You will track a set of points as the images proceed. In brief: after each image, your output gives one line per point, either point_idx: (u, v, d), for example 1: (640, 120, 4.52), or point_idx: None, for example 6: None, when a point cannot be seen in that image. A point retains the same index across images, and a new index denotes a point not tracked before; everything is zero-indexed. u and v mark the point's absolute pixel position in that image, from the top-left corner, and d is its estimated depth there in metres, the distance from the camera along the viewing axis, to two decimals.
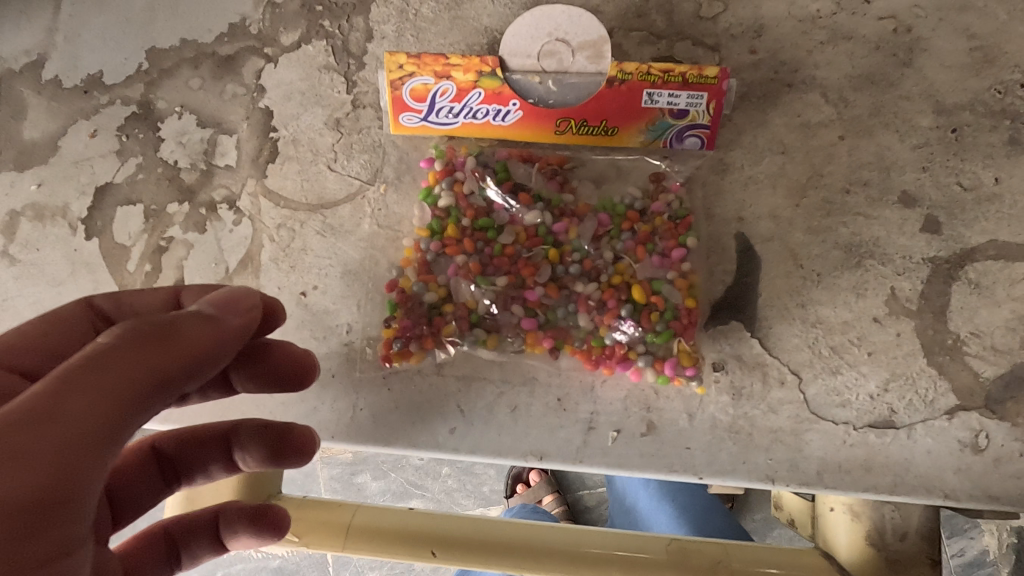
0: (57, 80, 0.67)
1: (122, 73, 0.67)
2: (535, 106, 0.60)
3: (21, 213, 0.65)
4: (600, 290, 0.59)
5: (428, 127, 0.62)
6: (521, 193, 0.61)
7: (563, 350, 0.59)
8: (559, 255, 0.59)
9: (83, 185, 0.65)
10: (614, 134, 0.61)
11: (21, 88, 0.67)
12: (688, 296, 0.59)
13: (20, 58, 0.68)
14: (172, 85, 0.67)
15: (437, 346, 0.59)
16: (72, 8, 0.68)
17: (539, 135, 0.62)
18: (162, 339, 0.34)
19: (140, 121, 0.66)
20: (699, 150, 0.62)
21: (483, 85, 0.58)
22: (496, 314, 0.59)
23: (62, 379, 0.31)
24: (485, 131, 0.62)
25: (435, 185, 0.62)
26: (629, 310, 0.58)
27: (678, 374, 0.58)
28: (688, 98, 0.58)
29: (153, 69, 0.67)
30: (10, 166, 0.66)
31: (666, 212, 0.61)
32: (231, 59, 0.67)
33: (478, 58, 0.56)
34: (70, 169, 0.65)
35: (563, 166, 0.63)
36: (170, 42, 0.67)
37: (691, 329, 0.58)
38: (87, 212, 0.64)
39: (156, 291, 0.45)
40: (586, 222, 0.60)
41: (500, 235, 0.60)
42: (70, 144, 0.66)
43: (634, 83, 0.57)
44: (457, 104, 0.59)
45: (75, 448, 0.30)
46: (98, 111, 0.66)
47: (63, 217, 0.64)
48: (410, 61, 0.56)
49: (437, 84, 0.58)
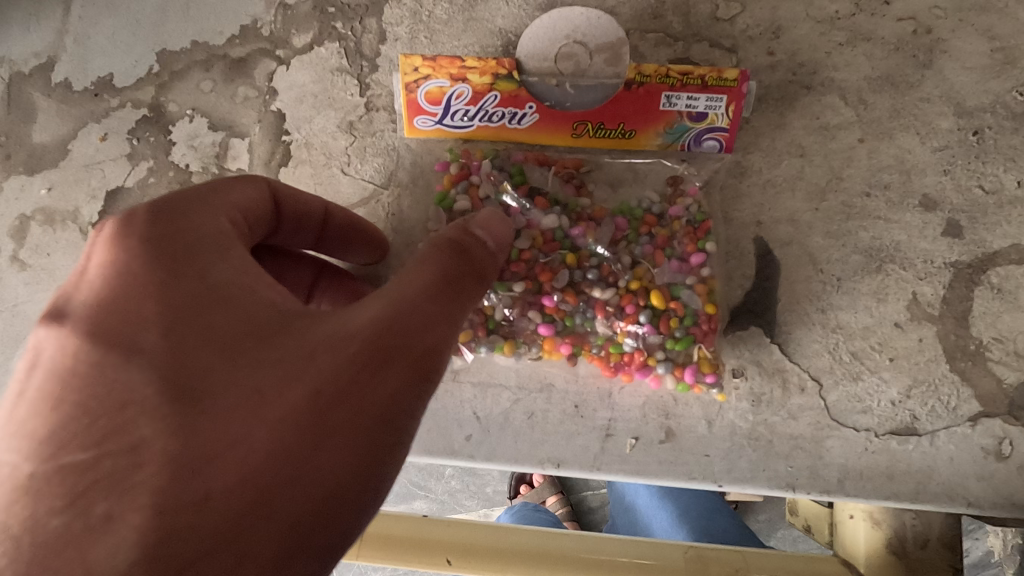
0: (67, 82, 0.66)
1: (132, 76, 0.66)
2: (552, 109, 0.59)
3: (32, 217, 0.64)
4: (618, 295, 0.57)
5: (443, 130, 0.61)
6: (538, 197, 0.59)
7: (581, 356, 0.58)
8: (576, 259, 0.58)
9: (93, 189, 0.64)
10: (631, 137, 0.61)
11: (30, 90, 0.66)
12: (708, 302, 0.57)
13: (29, 60, 0.67)
14: (183, 88, 0.66)
15: (452, 351, 0.59)
16: (81, 10, 0.68)
17: (555, 139, 0.61)
18: (473, 260, 0.45)
19: (151, 124, 0.65)
20: (717, 153, 0.61)
21: (500, 88, 0.57)
22: (513, 319, 0.58)
23: (426, 284, 0.41)
24: (500, 134, 0.62)
25: (452, 189, 0.61)
26: (648, 316, 0.56)
27: (697, 381, 0.57)
28: (707, 101, 0.57)
29: (164, 72, 0.66)
30: (20, 170, 0.65)
31: (685, 215, 0.60)
32: (242, 61, 0.66)
33: (494, 61, 0.56)
34: (81, 173, 0.65)
35: (581, 170, 0.62)
36: (181, 44, 0.66)
37: (711, 335, 0.57)
38: (98, 216, 0.64)
39: (313, 199, 0.52)
40: (604, 225, 0.59)
41: (516, 239, 0.58)
42: (80, 147, 0.65)
43: (653, 86, 0.56)
44: (472, 107, 0.59)
45: (438, 340, 0.39)
46: (109, 114, 0.66)
47: (73, 222, 0.64)
48: (426, 64, 0.55)
49: (453, 87, 0.57)
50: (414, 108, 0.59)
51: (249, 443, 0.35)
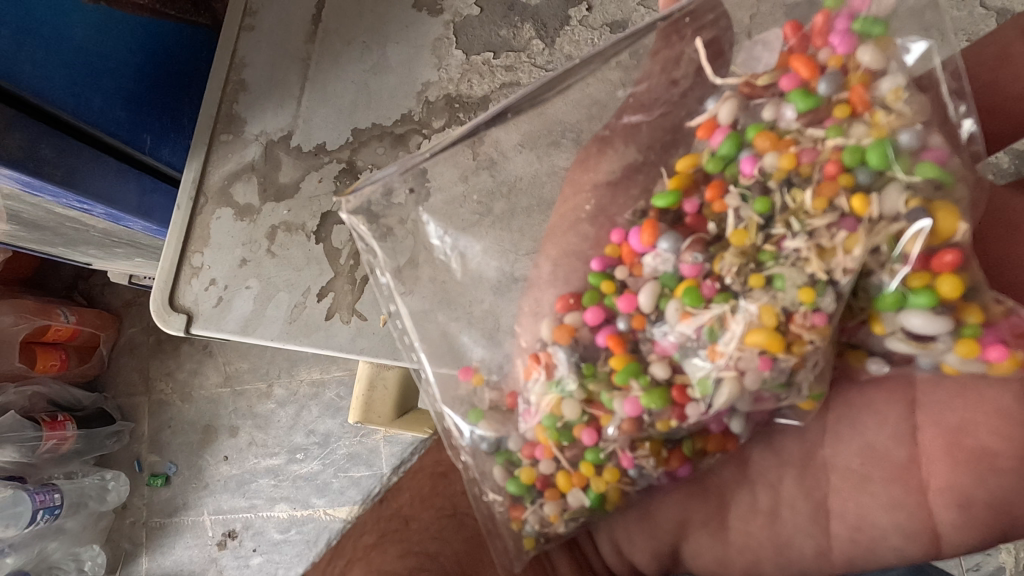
0: (299, 146, 1.12)
1: (338, 141, 1.11)
2: (822, 32, 0.70)
3: (279, 228, 1.08)
4: (687, 410, 0.67)
5: (802, 65, 0.68)
6: (817, 248, 0.62)
7: (519, 477, 0.75)
8: (622, 384, 0.67)
9: (316, 211, 1.08)
10: (666, 284, 0.67)
11: (279, 152, 1.12)
12: (595, 477, 0.73)
13: (278, 132, 1.13)
14: (367, 151, 1.10)
15: (619, 432, 0.69)
16: (307, 103, 1.13)
17: (820, 34, 0.70)
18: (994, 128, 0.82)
19: (348, 173, 1.09)
20: (658, 240, 0.68)
21: (828, 57, 0.68)
22: (613, 438, 0.70)
23: None
24: (822, 31, 0.70)
25: (980, 322, 0.64)
26: (585, 496, 0.74)
27: (515, 503, 0.77)
28: (664, 240, 0.67)
29: (355, 141, 1.11)
30: (273, 199, 1.10)
31: (641, 271, 0.70)
32: (403, 136, 1.09)
33: (804, 57, 0.69)
34: (308, 201, 1.09)
35: (770, 279, 0.63)
36: (326, 134, 1.11)
37: (529, 458, 0.74)
38: (317, 227, 1.08)
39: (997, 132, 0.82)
40: (943, 316, 0.62)
41: (666, 345, 0.66)
42: (307, 186, 1.10)
43: (689, 227, 0.68)
44: (819, 42, 0.70)
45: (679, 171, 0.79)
46: (322, 166, 1.10)
47: (303, 231, 1.08)
48: (808, 40, 0.71)
49: (818, 45, 0.70)
50: (947, 117, 0.70)
51: (879, 390, 0.77)
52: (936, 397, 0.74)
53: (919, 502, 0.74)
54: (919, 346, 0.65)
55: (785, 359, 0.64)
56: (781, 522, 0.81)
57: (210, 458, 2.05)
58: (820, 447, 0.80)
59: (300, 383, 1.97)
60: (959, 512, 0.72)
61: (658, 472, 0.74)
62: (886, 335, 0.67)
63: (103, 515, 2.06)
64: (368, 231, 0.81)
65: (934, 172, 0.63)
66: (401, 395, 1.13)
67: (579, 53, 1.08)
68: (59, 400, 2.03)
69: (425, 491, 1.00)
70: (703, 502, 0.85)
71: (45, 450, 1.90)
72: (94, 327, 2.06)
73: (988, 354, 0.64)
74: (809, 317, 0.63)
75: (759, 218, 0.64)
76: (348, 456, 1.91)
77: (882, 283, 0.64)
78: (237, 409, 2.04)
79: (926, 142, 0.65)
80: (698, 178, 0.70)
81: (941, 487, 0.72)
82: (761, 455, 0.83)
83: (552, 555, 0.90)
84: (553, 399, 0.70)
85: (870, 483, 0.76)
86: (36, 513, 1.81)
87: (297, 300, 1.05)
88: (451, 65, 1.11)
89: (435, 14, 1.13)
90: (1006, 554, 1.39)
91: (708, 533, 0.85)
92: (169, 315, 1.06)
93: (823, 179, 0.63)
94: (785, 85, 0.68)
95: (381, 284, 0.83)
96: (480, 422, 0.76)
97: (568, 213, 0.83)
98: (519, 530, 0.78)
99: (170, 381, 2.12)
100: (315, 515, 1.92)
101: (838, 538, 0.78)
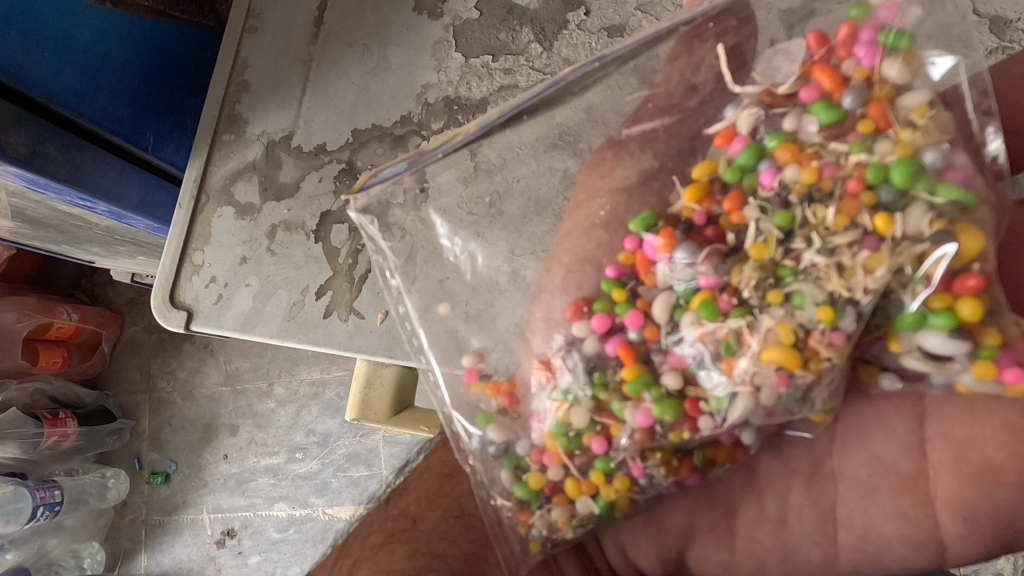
0: (300, 146, 1.14)
1: (337, 142, 1.13)
2: (845, 43, 0.71)
3: (279, 227, 1.10)
4: (700, 422, 0.68)
5: (825, 75, 0.69)
6: (837, 267, 0.63)
7: (529, 482, 0.75)
8: (636, 395, 0.68)
9: (315, 211, 1.10)
10: (682, 296, 0.68)
11: (279, 152, 1.14)
12: (605, 485, 0.73)
13: (279, 132, 1.15)
14: (367, 152, 1.11)
15: (631, 442, 0.70)
16: (308, 104, 1.15)
17: (842, 46, 0.71)
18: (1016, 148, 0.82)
19: (348, 174, 1.10)
20: (675, 249, 0.69)
21: (852, 69, 0.69)
22: (626, 449, 0.71)
23: None
24: (846, 42, 0.71)
25: (999, 343, 0.64)
26: (594, 502, 0.75)
27: (523, 505, 0.78)
28: (679, 250, 0.68)
29: (355, 141, 1.12)
30: (273, 198, 1.11)
31: (656, 282, 0.71)
32: (401, 137, 1.11)
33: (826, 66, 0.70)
34: (308, 201, 1.10)
35: (788, 295, 0.64)
36: (326, 135, 1.12)
37: (537, 464, 0.75)
38: (317, 226, 1.09)
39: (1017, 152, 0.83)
40: (960, 337, 0.63)
41: (680, 356, 0.68)
42: (307, 185, 1.11)
43: (704, 238, 0.69)
44: (842, 53, 0.71)
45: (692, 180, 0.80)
46: (323, 166, 1.12)
47: (302, 229, 1.09)
48: (831, 49, 0.72)
49: (841, 55, 0.71)
50: (970, 135, 0.71)
51: (886, 403, 0.78)
52: (946, 410, 0.75)
53: (924, 514, 0.75)
54: (935, 364, 0.66)
55: (802, 375, 0.65)
56: (787, 529, 0.82)
57: (210, 457, 2.06)
58: (827, 456, 0.80)
59: (300, 383, 1.98)
60: (964, 524, 0.73)
61: (668, 481, 0.75)
62: (902, 352, 0.68)
63: (103, 512, 2.08)
64: (378, 231, 0.82)
65: (958, 194, 0.64)
66: (398, 393, 1.15)
67: (579, 57, 1.09)
68: (61, 398, 2.05)
69: (432, 491, 1.01)
70: (709, 509, 0.85)
71: (47, 447, 1.92)
72: (96, 324, 2.08)
73: (1004, 376, 0.64)
74: (827, 334, 0.64)
75: (779, 231, 0.65)
76: (348, 456, 1.92)
77: (902, 302, 0.65)
78: (238, 408, 2.05)
79: (949, 161, 0.66)
80: (716, 188, 0.71)
81: (948, 498, 0.74)
82: (768, 464, 0.83)
83: (559, 557, 0.90)
84: (564, 407, 0.71)
85: (878, 493, 0.77)
86: (36, 510, 1.82)
87: (296, 298, 1.06)
88: (450, 67, 1.12)
89: (436, 17, 1.14)
90: (1006, 561, 1.39)
91: (716, 539, 0.85)
92: (170, 311, 1.07)
93: (845, 196, 0.64)
94: (807, 96, 0.69)
95: (391, 285, 0.84)
96: (489, 426, 0.77)
97: (582, 218, 0.84)
98: (526, 532, 0.79)
99: (171, 380, 2.14)
100: (315, 515, 1.93)
101: (844, 546, 0.80)
